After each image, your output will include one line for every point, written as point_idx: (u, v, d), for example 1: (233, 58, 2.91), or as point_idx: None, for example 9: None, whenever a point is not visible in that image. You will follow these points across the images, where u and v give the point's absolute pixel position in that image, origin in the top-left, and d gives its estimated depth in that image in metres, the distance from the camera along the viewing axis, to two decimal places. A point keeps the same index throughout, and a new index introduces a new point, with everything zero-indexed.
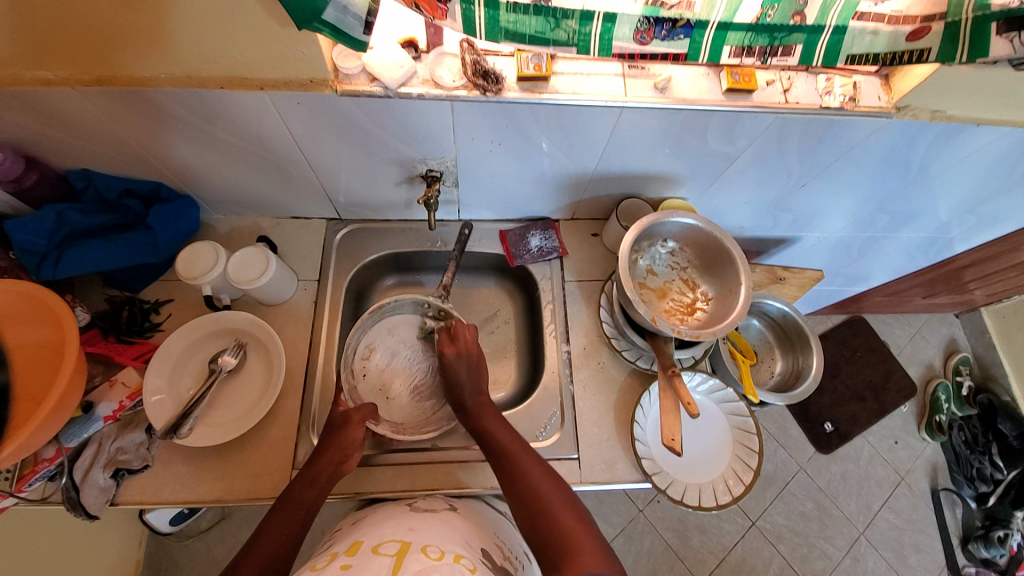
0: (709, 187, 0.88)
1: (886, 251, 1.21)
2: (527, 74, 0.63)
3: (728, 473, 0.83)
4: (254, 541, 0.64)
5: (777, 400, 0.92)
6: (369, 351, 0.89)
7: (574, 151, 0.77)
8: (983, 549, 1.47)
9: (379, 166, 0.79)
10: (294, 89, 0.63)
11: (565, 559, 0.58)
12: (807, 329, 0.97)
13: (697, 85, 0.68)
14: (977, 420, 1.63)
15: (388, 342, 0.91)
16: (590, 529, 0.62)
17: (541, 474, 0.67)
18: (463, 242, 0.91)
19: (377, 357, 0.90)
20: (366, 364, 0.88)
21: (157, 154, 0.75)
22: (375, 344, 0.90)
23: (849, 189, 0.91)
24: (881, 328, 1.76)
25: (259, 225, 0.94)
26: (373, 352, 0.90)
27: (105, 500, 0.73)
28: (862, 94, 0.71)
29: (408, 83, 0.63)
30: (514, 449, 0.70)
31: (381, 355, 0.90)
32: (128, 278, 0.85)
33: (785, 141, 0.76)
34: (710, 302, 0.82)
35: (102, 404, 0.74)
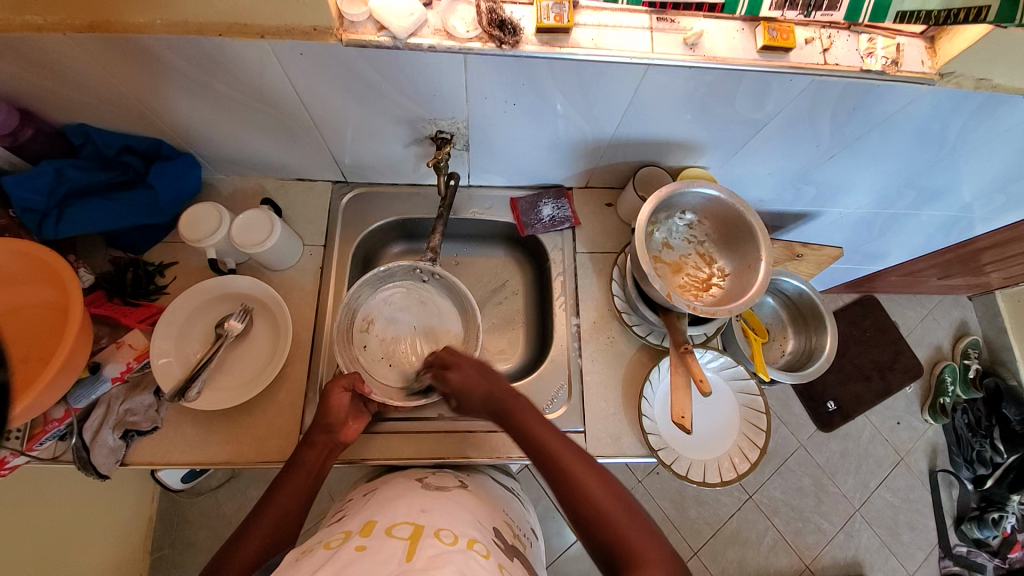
0: (731, 157, 0.84)
1: (907, 230, 1.17)
2: (548, 25, 0.58)
3: (733, 450, 0.83)
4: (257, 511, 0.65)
5: (788, 379, 0.90)
6: (365, 321, 0.86)
7: (593, 113, 0.72)
8: (977, 529, 1.50)
9: (386, 125, 0.75)
10: (296, 37, 0.58)
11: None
12: (823, 307, 0.94)
13: (730, 42, 0.63)
14: (981, 403, 1.62)
15: (386, 311, 0.88)
16: (659, 539, 0.58)
17: (603, 486, 0.61)
18: (449, 200, 0.85)
19: (377, 329, 0.86)
20: (365, 337, 0.85)
21: (155, 108, 0.71)
22: (373, 315, 0.87)
23: (879, 162, 0.87)
24: (893, 308, 1.73)
25: (262, 187, 0.91)
26: (370, 323, 0.86)
27: (115, 460, 0.73)
28: (906, 57, 0.65)
29: (418, 33, 0.59)
30: (570, 461, 0.63)
31: (381, 325, 0.87)
32: (131, 239, 0.83)
33: (817, 108, 0.71)
34: (726, 278, 0.79)
35: (108, 365, 0.73)
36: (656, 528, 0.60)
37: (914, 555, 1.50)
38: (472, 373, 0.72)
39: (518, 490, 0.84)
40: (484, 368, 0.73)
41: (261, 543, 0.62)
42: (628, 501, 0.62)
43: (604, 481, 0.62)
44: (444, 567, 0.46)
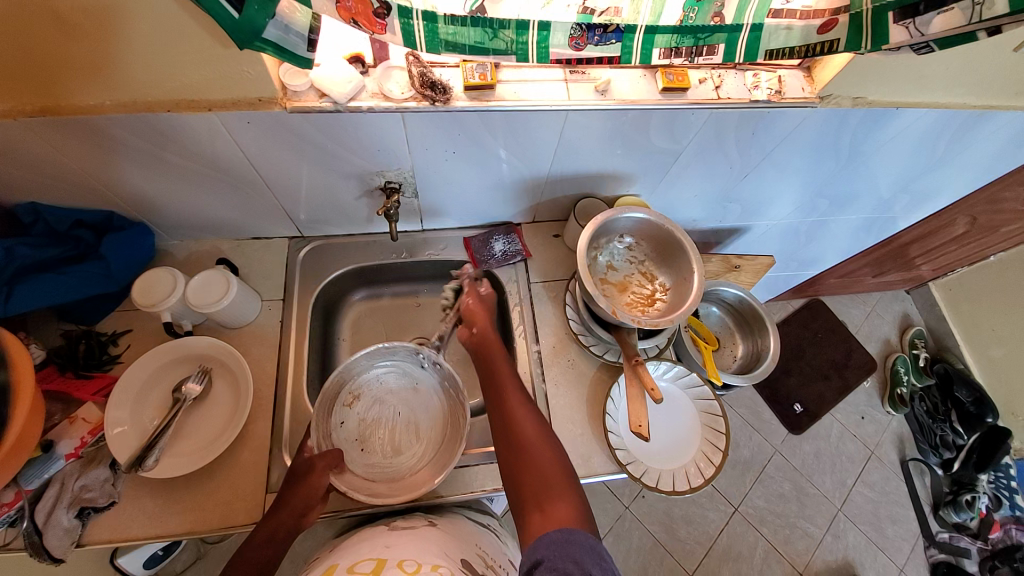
0: (660, 182, 0.92)
1: (833, 234, 1.29)
2: (474, 83, 0.66)
3: (698, 456, 0.86)
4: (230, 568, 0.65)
5: (741, 381, 0.95)
6: (355, 397, 0.87)
7: (528, 156, 0.80)
8: (954, 514, 1.54)
9: (337, 180, 0.79)
10: (242, 108, 0.63)
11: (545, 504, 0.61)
12: (763, 311, 1.02)
13: (636, 86, 0.72)
14: (936, 389, 1.71)
15: (375, 391, 0.89)
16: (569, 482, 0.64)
17: (540, 444, 0.68)
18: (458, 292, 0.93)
19: (369, 407, 0.88)
20: (349, 413, 0.86)
21: (109, 183, 0.74)
22: (360, 392, 0.88)
23: (791, 176, 0.97)
24: (839, 308, 1.85)
25: (218, 248, 0.93)
26: (359, 399, 0.88)
27: (71, 542, 0.70)
28: (788, 87, 0.76)
29: (357, 97, 0.65)
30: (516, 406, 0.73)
31: (365, 404, 0.88)
32: (82, 311, 0.82)
33: (723, 135, 0.81)
34: (668, 292, 0.85)
35: (61, 442, 0.72)
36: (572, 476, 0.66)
37: (900, 548, 1.53)
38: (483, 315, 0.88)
39: (495, 525, 0.83)
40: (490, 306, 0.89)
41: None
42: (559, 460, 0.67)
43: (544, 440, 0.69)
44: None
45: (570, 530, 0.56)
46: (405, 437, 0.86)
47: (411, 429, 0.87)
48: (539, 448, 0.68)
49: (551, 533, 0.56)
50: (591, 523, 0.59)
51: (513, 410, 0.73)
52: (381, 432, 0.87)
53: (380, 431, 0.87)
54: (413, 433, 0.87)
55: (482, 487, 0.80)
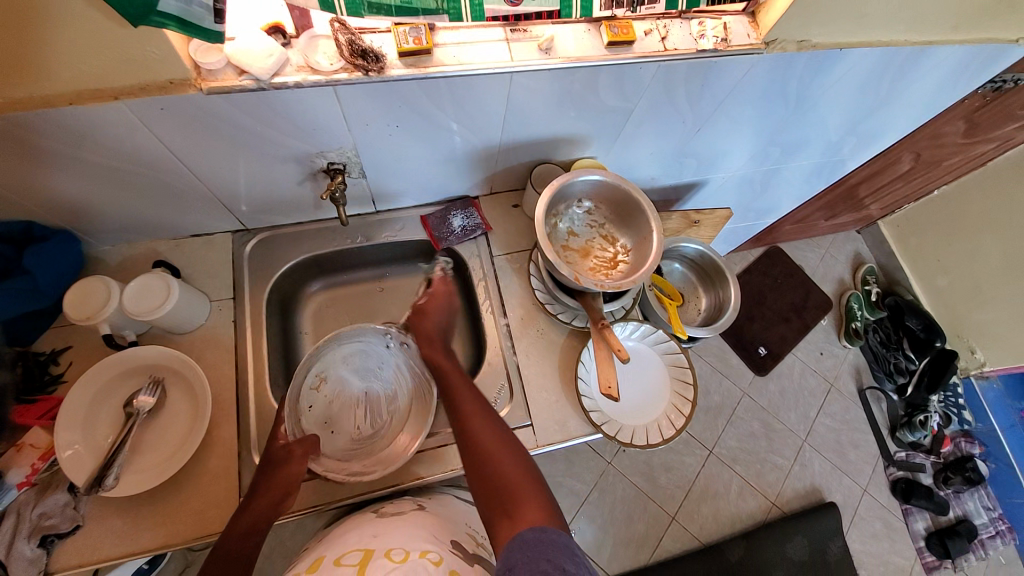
0: (615, 142, 0.91)
1: (787, 181, 1.31)
2: (408, 48, 0.61)
3: (669, 409, 0.89)
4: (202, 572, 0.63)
5: (706, 333, 0.98)
6: (321, 379, 0.85)
7: (476, 125, 0.76)
8: (909, 433, 1.66)
9: (274, 166, 0.74)
10: (153, 93, 0.57)
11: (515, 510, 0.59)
12: (722, 263, 1.03)
13: (581, 42, 0.69)
14: (888, 320, 1.81)
15: (341, 370, 0.86)
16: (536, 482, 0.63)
17: (501, 451, 0.66)
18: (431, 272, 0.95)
19: (337, 388, 0.86)
20: (317, 396, 0.84)
21: (14, 190, 0.67)
22: (326, 373, 0.85)
23: (743, 126, 0.97)
24: (796, 253, 1.92)
25: (156, 250, 0.86)
26: (326, 382, 0.85)
27: (38, 571, 0.67)
28: (733, 34, 0.74)
29: (282, 71, 0.59)
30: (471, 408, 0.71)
31: (332, 385, 0.86)
32: (14, 331, 0.75)
33: (673, 89, 0.79)
34: (630, 253, 0.85)
35: (11, 472, 0.68)
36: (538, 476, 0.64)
37: (861, 469, 1.66)
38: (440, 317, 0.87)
39: None
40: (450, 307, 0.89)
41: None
42: (525, 464, 0.65)
43: (504, 446, 0.67)
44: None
45: (543, 528, 0.55)
46: (377, 415, 0.85)
47: (383, 407, 0.86)
48: (496, 447, 0.66)
49: (524, 532, 0.55)
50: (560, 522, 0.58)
51: (469, 418, 0.70)
52: (353, 411, 0.85)
53: (352, 411, 0.85)
54: (384, 411, 0.86)
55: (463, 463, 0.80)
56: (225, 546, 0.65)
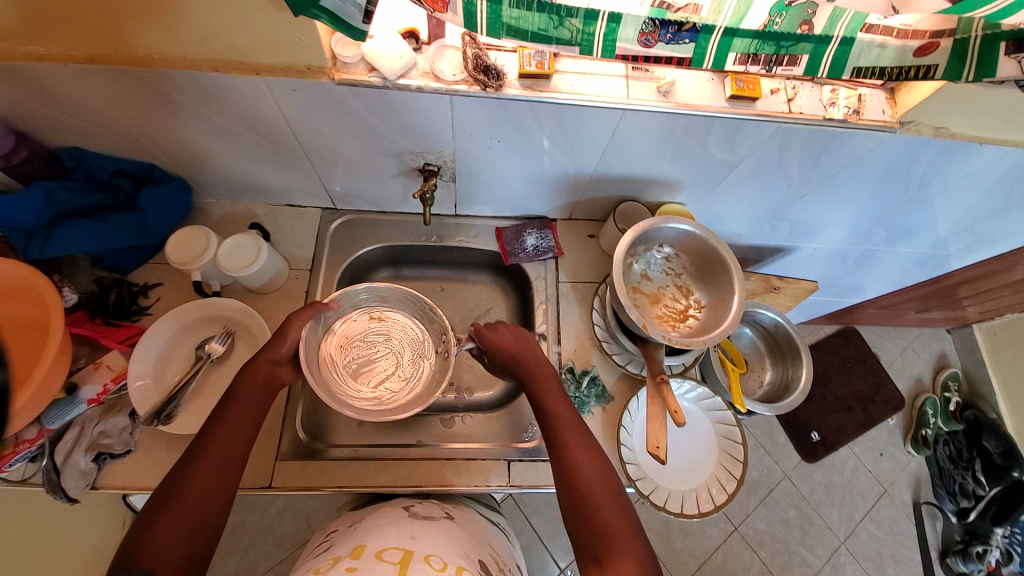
0: (708, 193, 0.87)
1: (882, 265, 1.21)
2: (530, 71, 0.62)
3: (711, 481, 0.83)
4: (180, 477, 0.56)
5: (765, 410, 0.91)
6: (386, 318, 0.86)
7: (574, 152, 0.76)
8: (961, 563, 1.48)
9: (374, 157, 0.77)
10: (290, 75, 0.61)
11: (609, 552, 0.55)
12: (798, 340, 0.97)
13: (701, 90, 0.67)
14: (962, 435, 1.63)
15: (399, 322, 0.87)
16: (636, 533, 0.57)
17: (599, 477, 0.61)
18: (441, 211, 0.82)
19: (390, 331, 0.86)
20: (367, 325, 0.85)
21: (150, 136, 0.73)
22: (387, 317, 0.86)
23: (851, 200, 0.90)
24: (873, 340, 1.77)
25: (251, 212, 0.93)
26: (388, 321, 0.86)
27: (86, 483, 0.73)
28: (867, 107, 0.70)
29: (407, 74, 0.62)
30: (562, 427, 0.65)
31: (383, 326, 0.86)
32: (117, 260, 0.82)
33: (786, 151, 0.75)
34: (703, 310, 0.81)
35: (85, 387, 0.73)
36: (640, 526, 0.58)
37: None
38: (520, 347, 0.74)
39: (504, 524, 0.84)
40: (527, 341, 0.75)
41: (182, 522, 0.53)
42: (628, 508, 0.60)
43: (609, 485, 0.61)
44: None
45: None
46: (367, 387, 0.81)
47: (392, 381, 0.82)
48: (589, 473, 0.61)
49: None
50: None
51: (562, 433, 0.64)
52: (363, 362, 0.83)
53: (364, 360, 0.83)
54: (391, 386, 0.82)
55: (487, 482, 0.79)
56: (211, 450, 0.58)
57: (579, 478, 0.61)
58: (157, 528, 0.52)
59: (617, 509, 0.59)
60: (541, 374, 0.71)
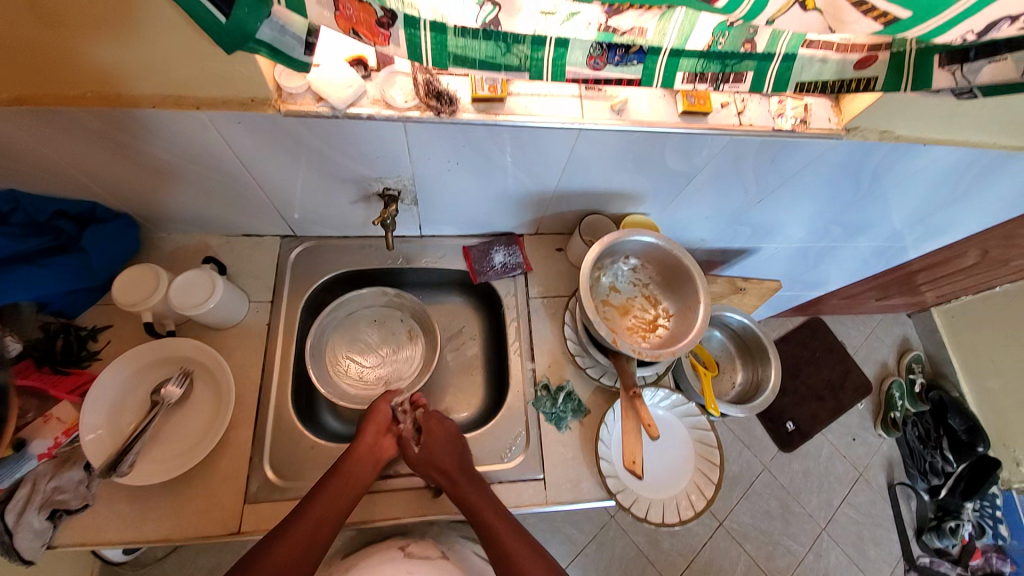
0: (670, 202, 0.89)
1: (841, 259, 1.26)
2: (482, 95, 0.62)
3: (690, 488, 0.84)
4: (304, 504, 0.68)
5: (738, 411, 0.93)
6: (411, 344, 0.95)
7: (535, 171, 0.76)
8: (936, 539, 1.54)
9: (332, 184, 0.76)
10: (234, 108, 0.59)
11: None
12: (766, 339, 0.99)
13: (654, 107, 0.68)
14: (929, 416, 1.70)
15: (410, 351, 0.95)
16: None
17: (524, 550, 0.70)
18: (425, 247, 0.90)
19: (402, 348, 0.95)
20: (399, 334, 0.96)
21: (91, 175, 0.70)
22: (412, 338, 0.95)
23: (806, 202, 0.93)
24: (839, 329, 1.83)
25: (207, 244, 0.89)
26: (409, 343, 0.95)
27: (42, 543, 0.68)
28: (813, 116, 0.73)
29: (357, 102, 0.61)
30: (488, 514, 0.71)
31: (402, 339, 0.95)
32: (66, 302, 0.77)
33: (741, 160, 0.77)
34: (670, 319, 0.82)
35: (35, 441, 0.70)
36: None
37: (881, 570, 1.54)
38: (444, 443, 0.77)
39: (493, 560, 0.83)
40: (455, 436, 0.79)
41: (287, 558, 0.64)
42: None
43: (539, 557, 0.71)
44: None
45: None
46: (341, 350, 0.93)
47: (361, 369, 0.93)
48: (518, 547, 0.70)
49: None
50: None
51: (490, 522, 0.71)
52: (369, 343, 0.95)
53: (367, 343, 0.94)
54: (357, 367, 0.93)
55: None
56: (334, 483, 0.70)
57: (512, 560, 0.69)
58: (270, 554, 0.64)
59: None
60: (460, 469, 0.74)
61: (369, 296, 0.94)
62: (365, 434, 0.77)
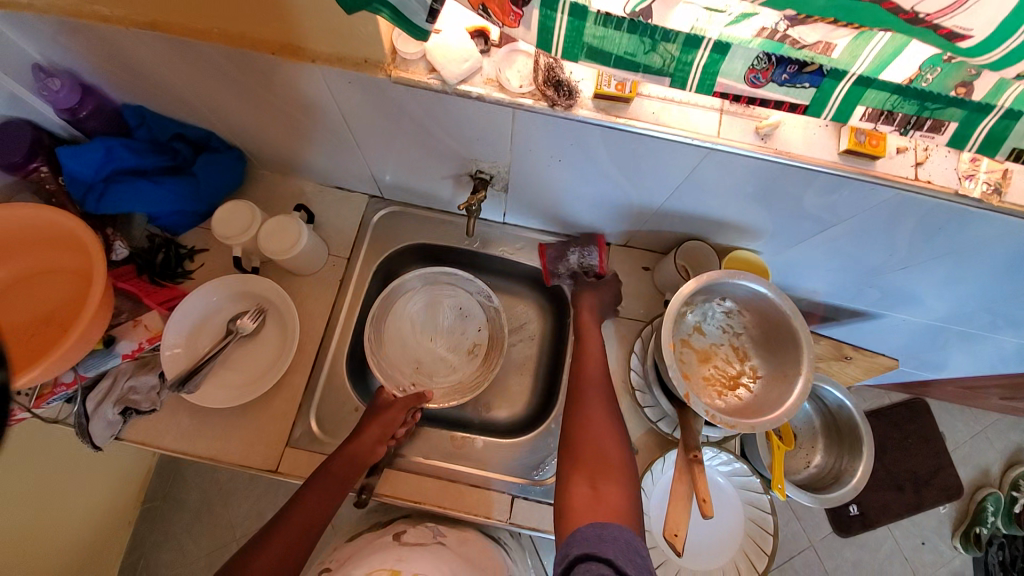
0: (789, 246, 0.77)
1: (980, 350, 1.03)
2: (607, 92, 0.54)
3: (728, 569, 0.75)
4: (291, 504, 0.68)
5: (806, 500, 0.80)
6: (466, 356, 0.89)
7: (643, 183, 0.67)
8: None
9: (426, 157, 0.73)
10: (346, 67, 0.56)
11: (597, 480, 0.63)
12: (865, 429, 0.84)
13: (808, 139, 0.56)
14: (1021, 542, 1.40)
15: (456, 362, 0.89)
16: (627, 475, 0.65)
17: (605, 424, 0.70)
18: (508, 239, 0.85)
19: (456, 354, 0.89)
20: (464, 342, 0.90)
21: (210, 107, 0.72)
22: (471, 353, 0.89)
23: (963, 280, 0.76)
24: (942, 416, 1.52)
25: (301, 188, 0.91)
26: (467, 354, 0.89)
27: (112, 433, 0.76)
28: (1013, 186, 0.56)
29: (470, 79, 0.56)
30: (591, 386, 0.74)
31: (461, 346, 0.90)
32: (173, 221, 0.83)
33: (900, 219, 0.63)
34: (757, 381, 0.72)
35: (122, 341, 0.75)
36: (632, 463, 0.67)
37: None
38: (592, 299, 0.84)
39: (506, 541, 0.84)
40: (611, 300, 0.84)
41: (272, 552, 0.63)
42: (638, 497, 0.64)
43: (611, 430, 0.70)
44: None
45: (602, 526, 0.56)
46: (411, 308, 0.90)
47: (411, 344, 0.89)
48: (599, 429, 0.69)
49: (586, 527, 0.56)
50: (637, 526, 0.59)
51: (590, 398, 0.73)
52: (439, 326, 0.90)
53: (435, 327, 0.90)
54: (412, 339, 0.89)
55: (487, 514, 0.76)
56: (325, 478, 0.70)
57: (586, 420, 0.71)
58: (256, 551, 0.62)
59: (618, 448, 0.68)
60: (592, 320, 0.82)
61: (471, 287, 0.91)
62: (366, 437, 0.74)
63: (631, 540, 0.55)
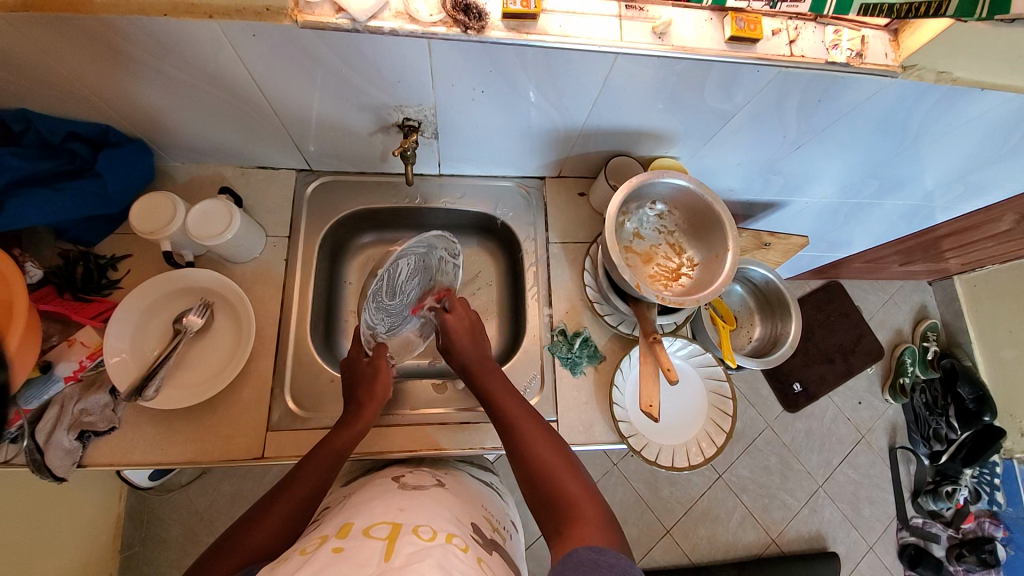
0: (701, 146, 0.84)
1: (872, 218, 1.19)
2: (513, 11, 0.56)
3: (701, 436, 0.85)
4: (277, 494, 0.64)
5: (754, 364, 0.92)
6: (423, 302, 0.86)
7: (563, 102, 0.71)
8: (932, 502, 1.52)
9: (348, 112, 0.72)
10: (247, 17, 0.54)
11: (544, 480, 0.62)
12: (788, 295, 0.96)
13: (699, 32, 0.62)
14: (938, 383, 1.63)
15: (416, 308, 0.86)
16: (596, 499, 0.60)
17: (520, 408, 0.70)
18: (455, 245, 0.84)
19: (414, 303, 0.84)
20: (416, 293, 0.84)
21: (106, 99, 0.67)
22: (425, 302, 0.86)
23: (846, 152, 0.87)
24: (856, 292, 1.74)
25: (222, 175, 0.87)
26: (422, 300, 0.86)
27: (72, 462, 0.71)
28: (870, 50, 0.65)
29: (379, 15, 0.56)
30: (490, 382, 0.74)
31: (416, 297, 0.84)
32: (81, 230, 0.77)
33: (785, 99, 0.72)
34: (696, 268, 0.80)
35: (60, 364, 0.70)
36: (597, 490, 0.61)
37: (872, 526, 1.54)
38: (467, 333, 0.80)
39: (498, 483, 0.84)
40: (475, 328, 0.81)
41: (271, 533, 0.60)
42: (583, 472, 0.64)
43: (560, 452, 0.65)
44: (424, 562, 0.46)
45: (601, 550, 0.50)
46: (391, 268, 0.73)
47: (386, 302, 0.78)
48: (518, 415, 0.69)
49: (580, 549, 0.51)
50: (600, 496, 0.61)
51: (498, 397, 0.71)
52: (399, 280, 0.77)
53: (397, 286, 0.77)
54: (385, 301, 0.77)
55: (481, 444, 0.81)
56: (323, 455, 0.69)
57: (528, 448, 0.65)
58: (247, 537, 0.59)
59: (577, 480, 0.61)
60: (483, 357, 0.78)
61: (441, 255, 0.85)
62: (369, 411, 0.75)
63: (629, 564, 0.49)
